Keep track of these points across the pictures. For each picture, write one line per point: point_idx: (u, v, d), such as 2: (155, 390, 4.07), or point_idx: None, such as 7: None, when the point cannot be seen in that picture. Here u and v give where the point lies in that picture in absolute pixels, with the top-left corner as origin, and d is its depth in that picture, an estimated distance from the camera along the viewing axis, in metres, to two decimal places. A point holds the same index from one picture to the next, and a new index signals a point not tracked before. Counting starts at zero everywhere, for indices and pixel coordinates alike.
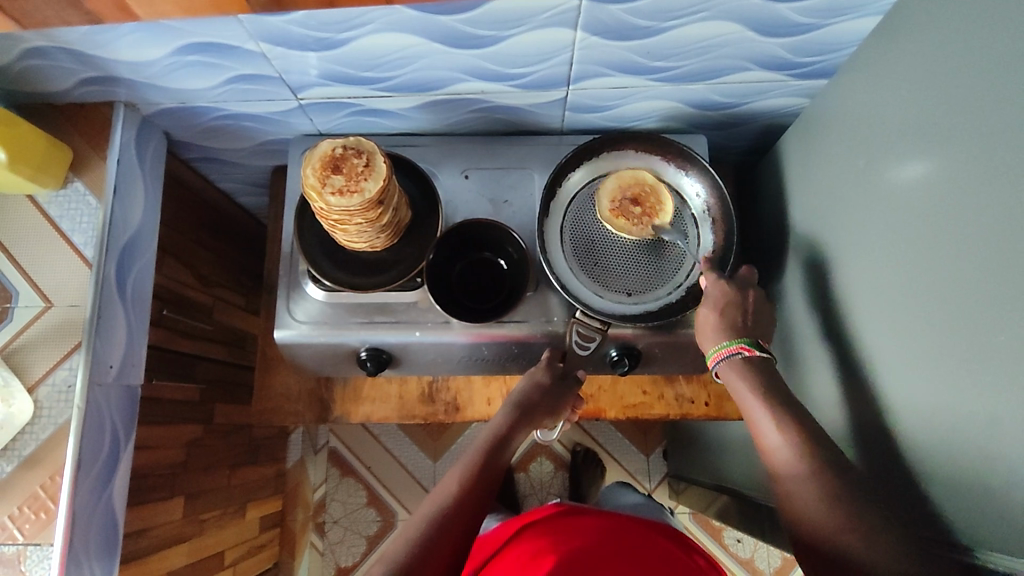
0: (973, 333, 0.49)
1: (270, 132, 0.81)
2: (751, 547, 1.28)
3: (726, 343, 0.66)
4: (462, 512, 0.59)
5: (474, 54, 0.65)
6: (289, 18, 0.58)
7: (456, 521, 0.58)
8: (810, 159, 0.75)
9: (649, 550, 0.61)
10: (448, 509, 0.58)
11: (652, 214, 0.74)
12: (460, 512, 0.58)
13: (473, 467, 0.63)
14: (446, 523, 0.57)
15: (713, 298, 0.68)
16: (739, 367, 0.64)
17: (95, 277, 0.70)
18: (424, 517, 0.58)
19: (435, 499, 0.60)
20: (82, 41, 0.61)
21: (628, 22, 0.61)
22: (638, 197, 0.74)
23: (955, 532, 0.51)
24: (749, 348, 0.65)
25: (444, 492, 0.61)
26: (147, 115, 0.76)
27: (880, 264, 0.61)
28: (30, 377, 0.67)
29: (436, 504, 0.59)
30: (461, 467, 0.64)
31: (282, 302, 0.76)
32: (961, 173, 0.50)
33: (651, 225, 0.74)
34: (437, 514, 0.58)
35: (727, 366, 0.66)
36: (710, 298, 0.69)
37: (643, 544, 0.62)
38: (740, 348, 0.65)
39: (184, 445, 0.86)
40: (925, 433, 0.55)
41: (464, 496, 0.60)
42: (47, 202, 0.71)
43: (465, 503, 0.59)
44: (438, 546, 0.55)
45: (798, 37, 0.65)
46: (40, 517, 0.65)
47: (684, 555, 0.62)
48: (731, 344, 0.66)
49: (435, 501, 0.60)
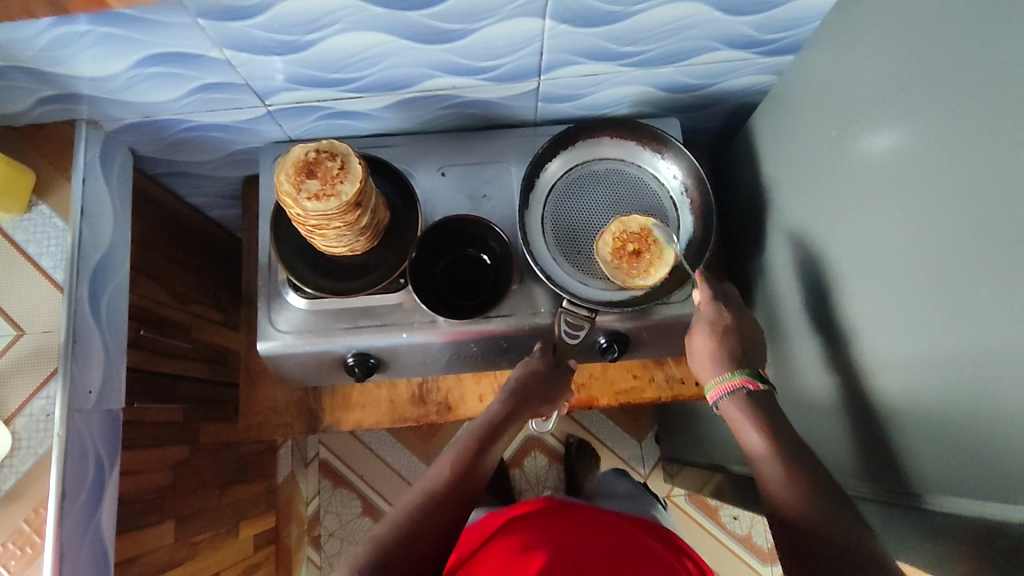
0: (953, 294, 0.49)
1: (239, 142, 0.80)
2: (748, 523, 1.29)
3: (728, 376, 0.65)
4: (452, 499, 0.58)
5: (443, 49, 0.64)
6: (252, 22, 0.57)
7: (445, 505, 0.57)
8: (781, 135, 0.76)
9: (637, 549, 0.61)
10: (438, 493, 0.58)
11: (617, 248, 0.73)
12: (450, 498, 0.58)
13: (466, 451, 0.63)
14: (434, 508, 0.57)
15: (711, 319, 0.69)
16: (738, 399, 0.64)
17: (67, 300, 0.67)
18: (412, 500, 0.58)
19: (425, 482, 0.60)
20: (39, 59, 0.59)
21: (596, 8, 0.61)
22: (637, 248, 0.73)
23: (944, 490, 0.52)
24: (753, 381, 0.64)
25: (434, 476, 0.60)
26: (111, 132, 0.74)
27: (857, 233, 0.62)
28: (5, 410, 0.65)
29: (425, 488, 0.59)
30: (454, 450, 0.63)
31: (264, 313, 0.75)
32: (932, 137, 0.51)
33: (609, 245, 0.74)
34: (426, 499, 0.57)
35: (728, 401, 0.64)
36: (708, 319, 0.69)
37: (632, 544, 0.62)
38: (744, 381, 0.64)
39: (171, 467, 0.84)
40: (909, 395, 0.55)
41: (456, 481, 0.60)
42: (11, 227, 0.69)
43: (456, 490, 0.59)
44: (426, 530, 0.55)
45: (763, 14, 0.66)
46: (26, 552, 0.63)
47: (669, 555, 0.63)
48: (735, 376, 0.65)
49: (426, 485, 0.60)
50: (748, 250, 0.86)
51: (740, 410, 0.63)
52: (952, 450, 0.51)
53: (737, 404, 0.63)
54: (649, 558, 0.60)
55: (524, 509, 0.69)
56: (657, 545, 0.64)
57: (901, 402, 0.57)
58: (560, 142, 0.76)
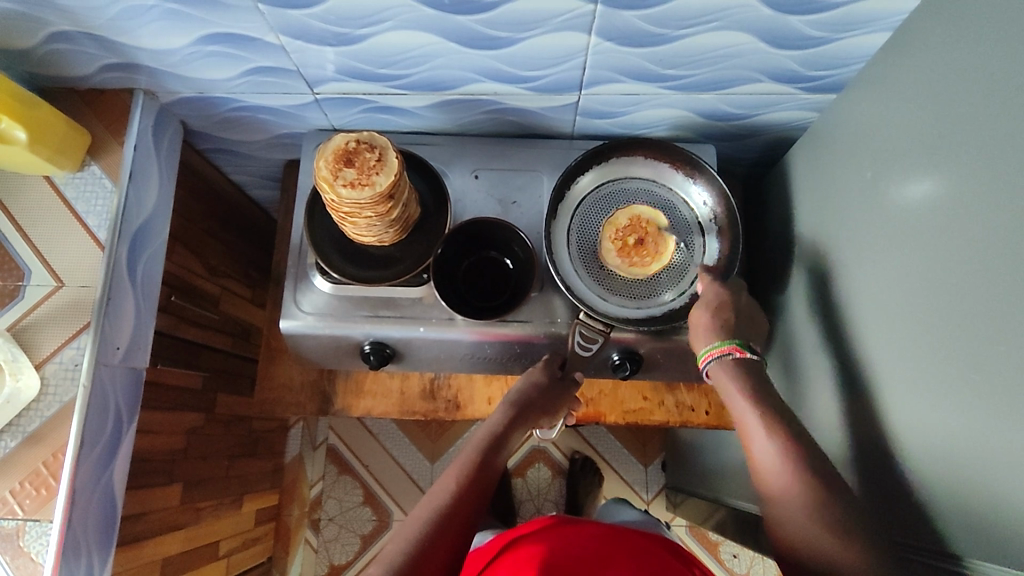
0: (971, 349, 0.49)
1: (285, 126, 0.83)
2: (747, 563, 1.28)
3: (719, 343, 0.67)
4: (461, 513, 0.58)
5: (489, 55, 0.66)
6: (310, 12, 0.59)
7: (455, 521, 0.58)
8: (815, 173, 0.75)
9: (644, 561, 0.61)
10: (446, 509, 0.58)
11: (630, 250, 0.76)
12: (458, 513, 0.58)
13: (470, 465, 0.63)
14: (443, 522, 0.57)
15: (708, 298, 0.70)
16: (727, 366, 0.66)
17: (107, 259, 0.71)
18: (422, 516, 0.58)
19: (433, 498, 0.60)
20: (108, 27, 0.62)
21: (641, 29, 0.62)
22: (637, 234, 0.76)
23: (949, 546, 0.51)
24: (741, 349, 0.67)
25: (441, 491, 0.60)
26: (166, 104, 0.78)
27: (882, 280, 0.61)
28: (38, 355, 0.68)
29: (434, 503, 0.59)
30: (459, 465, 0.63)
31: (289, 292, 0.77)
32: (969, 190, 0.50)
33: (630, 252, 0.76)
34: (436, 515, 0.57)
35: (716, 366, 0.67)
36: (704, 297, 0.71)
37: (638, 555, 0.62)
38: (733, 348, 0.67)
39: (185, 432, 0.87)
40: (917, 445, 0.55)
41: (462, 496, 0.59)
42: (64, 183, 0.72)
43: (463, 504, 0.59)
44: (435, 549, 0.55)
45: (810, 50, 0.66)
46: (41, 494, 0.66)
47: (681, 565, 0.62)
48: (725, 343, 0.67)
49: (432, 499, 0.59)
50: (771, 285, 0.85)
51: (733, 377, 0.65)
52: (959, 507, 0.50)
53: (727, 370, 0.66)
54: (654, 568, 0.60)
55: (528, 528, 0.68)
56: (667, 556, 0.63)
57: (908, 451, 0.56)
58: (594, 157, 0.78)
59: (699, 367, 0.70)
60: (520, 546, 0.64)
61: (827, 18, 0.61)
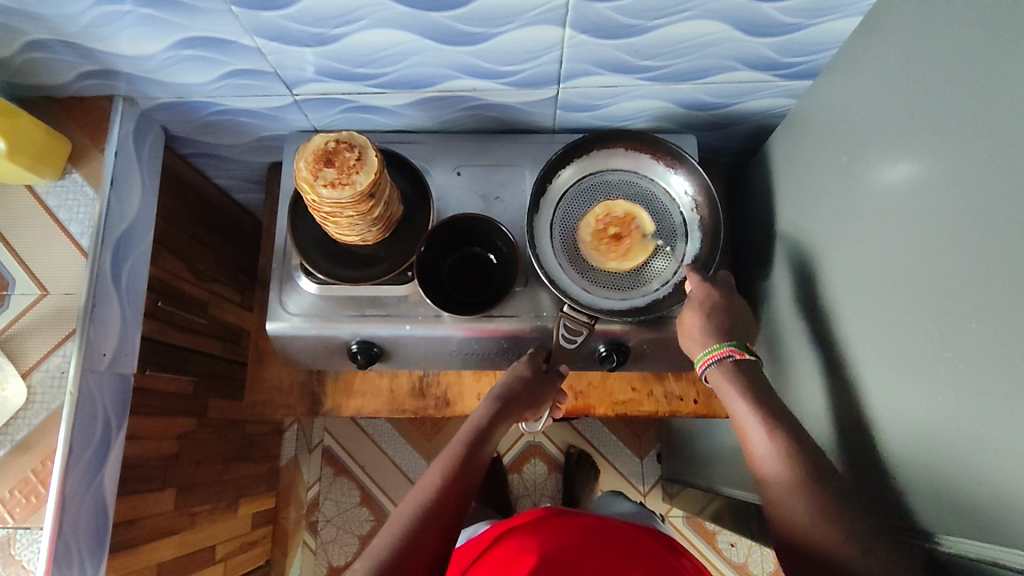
0: (946, 327, 0.49)
1: (266, 128, 0.83)
2: (745, 551, 1.28)
3: (716, 346, 0.66)
4: (447, 507, 0.58)
5: (464, 51, 0.66)
6: (285, 13, 0.59)
7: (442, 514, 0.57)
8: (793, 160, 0.76)
9: (632, 551, 0.62)
10: (431, 503, 0.58)
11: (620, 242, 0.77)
12: (444, 508, 0.58)
13: (455, 459, 0.63)
14: (430, 518, 0.57)
15: (698, 300, 0.70)
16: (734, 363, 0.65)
17: (90, 266, 0.71)
18: (408, 511, 0.57)
19: (418, 492, 0.59)
20: (83, 34, 0.63)
21: (616, 21, 0.62)
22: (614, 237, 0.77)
23: (937, 527, 0.51)
24: (741, 351, 0.66)
25: (424, 487, 0.60)
26: (146, 110, 0.78)
27: (860, 262, 0.62)
28: (24, 363, 0.68)
29: (419, 498, 0.58)
30: (443, 460, 0.63)
31: (275, 294, 0.77)
32: (942, 170, 0.50)
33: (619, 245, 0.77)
34: (421, 509, 0.57)
35: (715, 370, 0.66)
36: (694, 300, 0.70)
37: (623, 543, 0.63)
38: (731, 351, 0.65)
39: (178, 437, 0.87)
40: (897, 426, 0.56)
41: (447, 490, 0.59)
42: (45, 192, 0.73)
43: (448, 497, 0.59)
44: (421, 543, 0.54)
45: (785, 37, 0.66)
46: (31, 501, 0.66)
47: (670, 557, 0.63)
48: (722, 347, 0.66)
49: (418, 495, 0.59)
50: (754, 272, 0.86)
51: (727, 369, 0.65)
52: (942, 488, 0.50)
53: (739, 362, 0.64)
54: (643, 558, 0.60)
55: (519, 521, 0.69)
56: (656, 546, 0.64)
57: (892, 431, 0.56)
58: (574, 150, 0.78)
59: (697, 372, 0.68)
60: (510, 539, 0.65)
61: (799, 4, 0.61)
